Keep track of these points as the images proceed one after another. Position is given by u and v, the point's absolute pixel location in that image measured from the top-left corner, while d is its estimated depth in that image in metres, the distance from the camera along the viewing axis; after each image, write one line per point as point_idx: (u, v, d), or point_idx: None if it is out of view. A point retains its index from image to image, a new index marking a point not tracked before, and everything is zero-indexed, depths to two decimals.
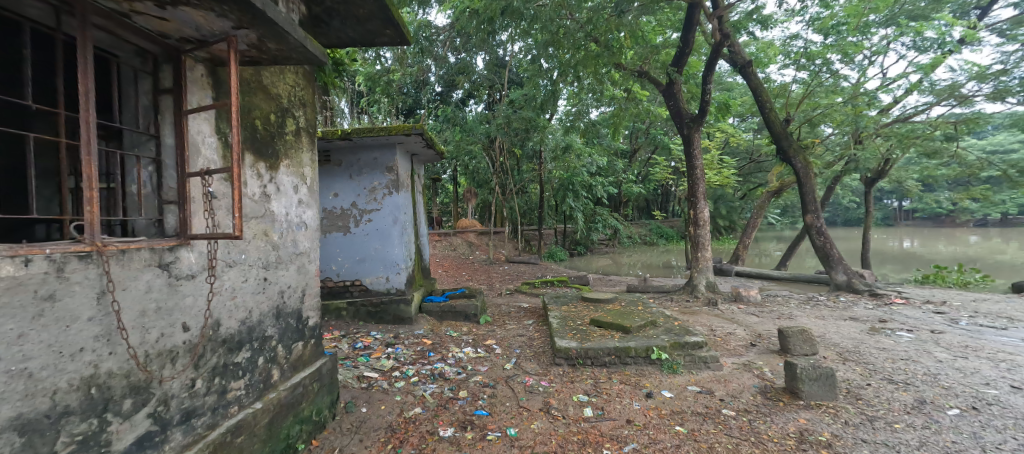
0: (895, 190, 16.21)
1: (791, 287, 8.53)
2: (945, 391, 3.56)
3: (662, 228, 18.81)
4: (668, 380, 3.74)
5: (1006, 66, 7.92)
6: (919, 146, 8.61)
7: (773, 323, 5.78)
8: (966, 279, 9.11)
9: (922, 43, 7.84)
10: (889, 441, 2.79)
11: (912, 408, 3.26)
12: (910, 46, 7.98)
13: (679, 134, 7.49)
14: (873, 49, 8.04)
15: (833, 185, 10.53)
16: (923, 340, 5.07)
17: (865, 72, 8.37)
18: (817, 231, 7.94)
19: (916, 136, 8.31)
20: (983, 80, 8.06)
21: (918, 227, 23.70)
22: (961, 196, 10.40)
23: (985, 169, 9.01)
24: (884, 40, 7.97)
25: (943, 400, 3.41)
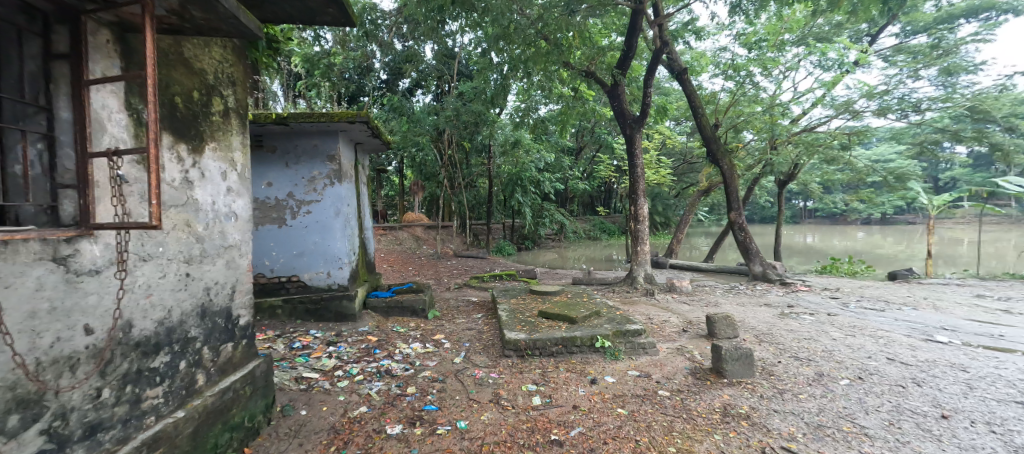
0: (801, 191, 18.10)
1: (716, 278, 9.21)
2: (840, 364, 4.03)
3: (605, 224, 19.51)
4: (610, 366, 3.89)
5: (888, 86, 9.06)
6: (821, 153, 9.55)
7: (702, 310, 6.21)
8: (858, 269, 10.35)
9: (825, 63, 8.69)
10: (796, 409, 3.11)
11: (814, 380, 3.65)
12: (816, 65, 8.82)
13: (622, 134, 7.74)
14: (788, 65, 8.83)
15: (753, 185, 11.45)
16: (822, 321, 5.70)
17: (781, 85, 9.20)
18: (739, 226, 8.61)
19: (819, 144, 9.27)
20: (871, 98, 9.14)
21: (817, 224, 26.60)
22: (852, 197, 11.79)
23: (870, 174, 10.33)
24: (796, 57, 8.76)
25: (837, 372, 3.85)
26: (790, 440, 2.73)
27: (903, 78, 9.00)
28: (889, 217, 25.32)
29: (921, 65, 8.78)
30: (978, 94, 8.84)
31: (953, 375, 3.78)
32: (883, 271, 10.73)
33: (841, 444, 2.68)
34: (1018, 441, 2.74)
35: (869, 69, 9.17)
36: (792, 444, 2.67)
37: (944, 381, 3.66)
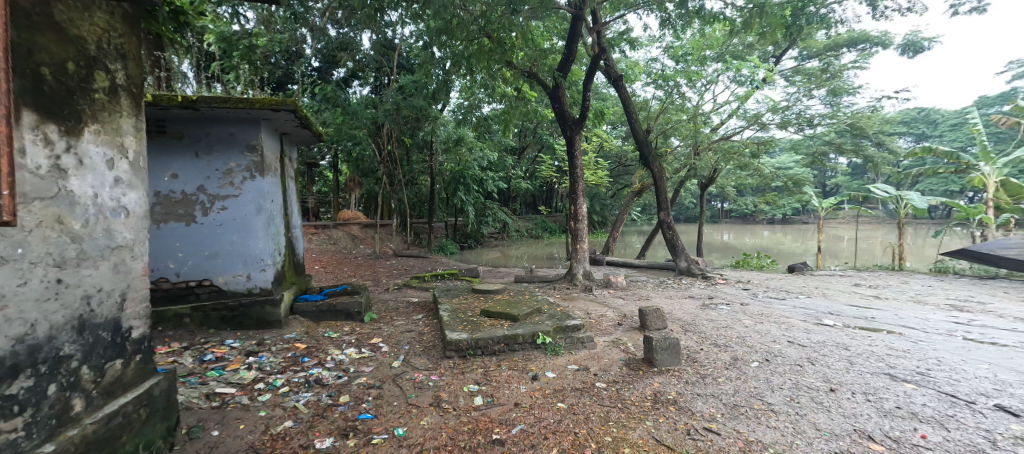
0: (719, 193, 19.70)
1: (647, 273, 9.72)
2: (753, 348, 4.40)
3: (547, 223, 19.90)
4: (551, 361, 3.92)
5: (789, 102, 10.14)
6: (735, 160, 10.38)
7: (635, 303, 6.52)
8: (766, 263, 11.46)
9: (739, 78, 9.49)
10: (716, 392, 3.35)
11: (730, 364, 3.95)
12: (732, 79, 9.60)
13: (563, 136, 7.89)
14: (709, 79, 9.54)
15: (680, 188, 12.24)
16: (736, 310, 6.23)
17: (703, 96, 9.91)
18: (668, 225, 9.13)
19: (734, 152, 10.07)
20: (777, 112, 10.15)
21: (733, 223, 29.16)
22: (760, 200, 13.03)
23: (775, 180, 11.51)
24: (716, 72, 9.46)
25: (749, 355, 4.20)
26: (710, 421, 2.93)
27: (799, 96, 10.12)
28: (790, 218, 28.47)
29: (814, 85, 9.90)
30: (856, 113, 10.18)
31: (842, 354, 4.28)
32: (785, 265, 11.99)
33: (752, 421, 2.93)
34: (890, 408, 3.15)
35: (772, 86, 10.21)
36: (712, 424, 2.87)
37: (835, 359, 4.13)
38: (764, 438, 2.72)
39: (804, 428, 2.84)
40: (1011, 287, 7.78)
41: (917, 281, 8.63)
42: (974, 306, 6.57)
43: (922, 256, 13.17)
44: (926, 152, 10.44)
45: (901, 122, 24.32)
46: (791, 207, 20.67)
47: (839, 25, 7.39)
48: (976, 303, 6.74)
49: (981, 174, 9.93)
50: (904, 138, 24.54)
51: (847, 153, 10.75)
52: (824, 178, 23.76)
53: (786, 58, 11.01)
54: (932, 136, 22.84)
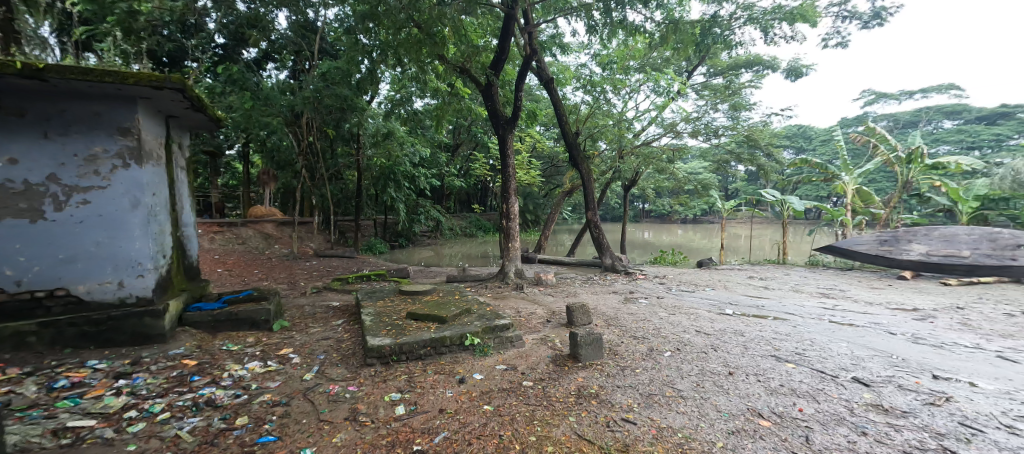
0: (639, 195, 21.03)
1: (575, 270, 10.01)
2: (666, 338, 4.68)
3: (480, 221, 19.79)
4: (479, 363, 3.83)
5: (700, 114, 11.07)
6: (655, 164, 11.09)
7: (563, 300, 6.67)
8: (679, 259, 12.41)
9: (659, 89, 10.11)
10: (634, 383, 3.50)
11: (646, 355, 4.16)
12: (653, 90, 10.20)
13: (495, 134, 7.81)
14: (632, 88, 10.07)
15: (606, 188, 12.81)
16: (654, 303, 6.63)
17: (627, 104, 10.44)
18: (594, 224, 9.47)
19: (654, 157, 10.80)
20: (689, 122, 11.02)
21: (653, 223, 31.31)
22: (676, 201, 14.07)
23: (687, 183, 12.50)
24: (638, 82, 10.01)
25: (662, 345, 4.47)
26: (628, 411, 3.04)
27: (707, 109, 11.08)
28: (702, 218, 31.22)
29: (719, 100, 10.91)
30: (751, 127, 11.39)
31: (738, 339, 4.71)
32: (696, 261, 13.08)
33: (663, 408, 3.10)
34: (775, 385, 3.51)
35: (685, 98, 11.07)
36: (630, 414, 2.99)
37: (733, 344, 4.54)
38: (674, 424, 2.88)
39: (707, 410, 3.07)
40: (862, 276, 9.19)
41: (796, 273, 9.87)
42: (837, 292, 7.65)
43: (802, 252, 15.12)
44: (803, 163, 12.04)
45: (784, 136, 27.88)
46: (699, 208, 22.70)
47: (740, 48, 8.21)
48: (839, 290, 7.87)
49: (842, 182, 11.61)
50: (787, 151, 28.14)
51: (744, 161, 12.01)
52: (727, 183, 26.41)
53: (696, 73, 12.02)
54: (808, 150, 26.45)
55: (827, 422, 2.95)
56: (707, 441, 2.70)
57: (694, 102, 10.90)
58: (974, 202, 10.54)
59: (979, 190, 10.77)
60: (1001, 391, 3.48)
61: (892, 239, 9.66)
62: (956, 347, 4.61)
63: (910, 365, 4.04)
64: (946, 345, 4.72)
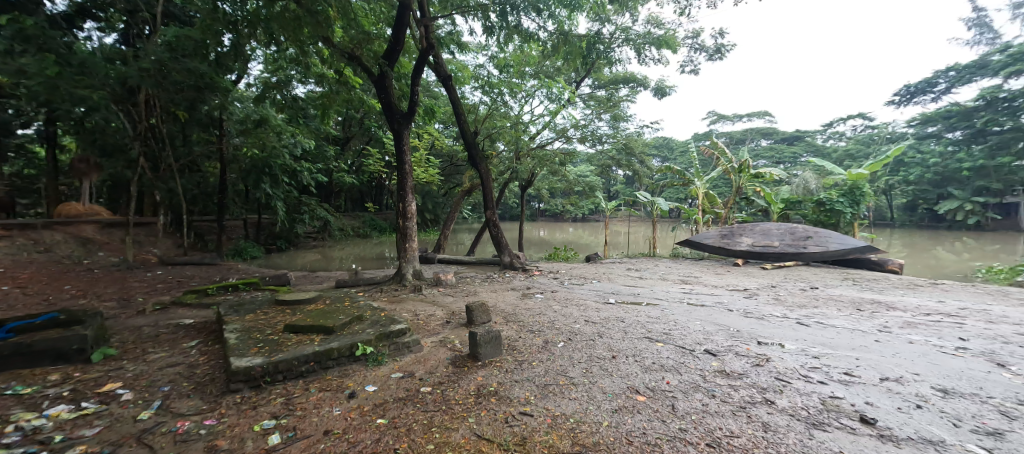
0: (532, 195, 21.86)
1: (475, 269, 9.91)
2: (560, 330, 4.84)
3: (374, 220, 18.63)
4: (372, 373, 3.49)
5: (587, 121, 11.85)
6: (549, 166, 11.53)
7: (463, 300, 6.52)
8: (571, 255, 13.13)
9: (553, 96, 10.51)
10: (531, 376, 3.50)
11: (542, 347, 4.22)
12: (547, 96, 10.58)
13: (389, 128, 7.31)
14: (527, 92, 10.34)
15: (504, 188, 12.94)
16: (549, 297, 6.84)
17: (523, 108, 10.67)
18: (493, 223, 9.49)
19: (548, 160, 11.20)
20: (579, 129, 11.72)
21: (547, 222, 32.78)
22: (568, 202, 14.86)
23: (577, 184, 13.29)
24: (533, 87, 10.30)
25: (556, 337, 4.59)
26: (525, 404, 3.04)
27: (593, 117, 11.91)
28: (590, 217, 33.60)
29: (602, 110, 11.82)
30: (628, 136, 12.59)
31: (620, 325, 5.07)
32: (585, 256, 14.01)
33: (557, 397, 3.17)
34: (649, 363, 3.85)
35: (574, 106, 11.73)
36: (527, 407, 2.99)
37: (616, 330, 4.86)
38: (566, 410, 2.97)
39: (594, 394, 3.23)
40: (710, 265, 10.70)
41: (664, 264, 11.12)
42: (696, 279, 8.79)
43: (669, 246, 17.17)
44: (668, 170, 13.67)
45: (653, 146, 31.51)
46: (586, 207, 24.44)
47: (619, 64, 9.02)
48: (697, 277, 9.05)
49: (695, 187, 13.38)
50: (656, 159, 31.91)
51: (624, 166, 13.19)
52: (609, 186, 28.95)
53: (583, 85, 12.89)
54: (671, 159, 30.41)
55: (688, 391, 3.32)
56: (595, 423, 2.82)
57: (582, 110, 11.60)
58: (781, 205, 13.09)
59: (783, 195, 13.37)
60: (802, 350, 4.29)
61: (730, 233, 11.31)
62: (772, 317, 5.58)
63: (743, 335, 4.75)
64: (766, 316, 5.70)
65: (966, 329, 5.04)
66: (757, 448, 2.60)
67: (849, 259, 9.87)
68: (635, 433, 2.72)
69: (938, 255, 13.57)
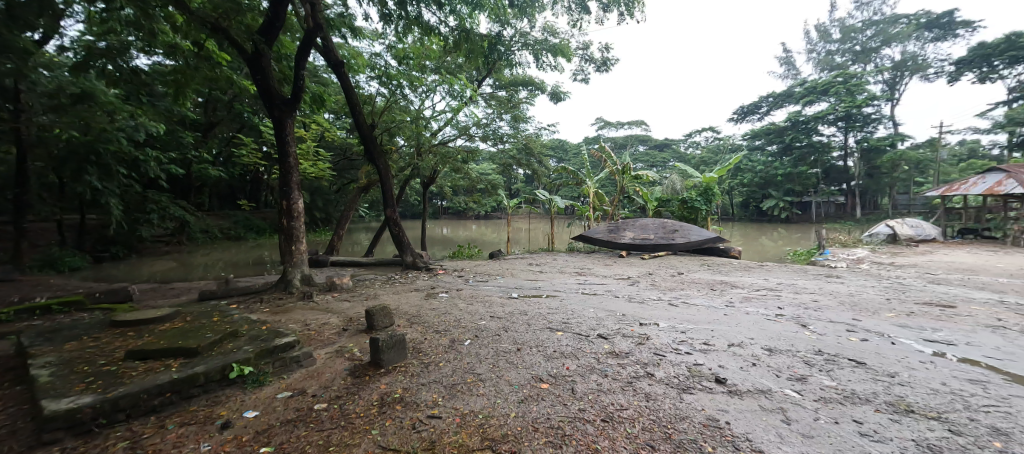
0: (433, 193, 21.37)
1: (373, 270, 9.22)
2: (466, 328, 4.67)
3: (252, 220, 16.44)
4: (252, 396, 2.97)
5: (489, 120, 11.86)
6: (451, 163, 11.28)
7: (361, 305, 5.97)
8: (475, 252, 13.06)
9: (455, 93, 10.27)
10: (438, 378, 3.29)
11: (449, 347, 4.02)
12: (449, 92, 10.30)
13: (269, 116, 6.38)
14: (427, 87, 9.92)
15: (403, 185, 12.32)
16: (454, 296, 6.65)
17: (424, 103, 10.21)
18: (394, 222, 8.96)
19: (450, 157, 10.93)
20: (480, 127, 11.66)
21: (450, 220, 32.43)
22: (470, 200, 14.71)
23: (479, 182, 13.25)
24: (434, 83, 9.93)
25: (463, 335, 4.41)
26: (433, 407, 2.86)
27: (495, 117, 11.96)
28: (491, 214, 34.02)
29: (503, 111, 11.96)
30: (527, 136, 12.96)
31: (524, 318, 5.09)
32: (488, 253, 14.08)
33: (465, 395, 3.03)
34: (551, 352, 3.90)
35: (476, 104, 11.66)
36: (435, 410, 2.81)
37: (521, 323, 4.86)
38: (475, 407, 2.85)
39: (502, 387, 3.15)
40: (600, 258, 11.46)
41: (561, 258, 11.63)
42: (589, 270, 9.33)
43: (566, 241, 18.09)
44: (564, 170, 14.30)
45: (550, 146, 33.04)
46: (487, 205, 24.74)
47: (519, 67, 9.17)
48: (590, 268, 9.61)
49: (587, 186, 14.28)
50: (552, 160, 33.50)
51: (524, 166, 13.49)
52: (510, 184, 29.60)
53: (485, 84, 12.89)
54: (566, 160, 32.24)
55: (585, 374, 3.42)
56: (502, 415, 2.77)
57: (483, 109, 11.59)
58: (654, 203, 14.62)
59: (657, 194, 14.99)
60: (673, 326, 4.75)
61: (616, 227, 12.07)
62: (650, 300, 6.15)
63: (628, 318, 5.11)
64: (645, 299, 6.27)
65: (781, 299, 6.14)
66: (642, 416, 2.79)
67: (713, 247, 11.38)
68: (541, 419, 2.73)
69: (760, 243, 16.55)
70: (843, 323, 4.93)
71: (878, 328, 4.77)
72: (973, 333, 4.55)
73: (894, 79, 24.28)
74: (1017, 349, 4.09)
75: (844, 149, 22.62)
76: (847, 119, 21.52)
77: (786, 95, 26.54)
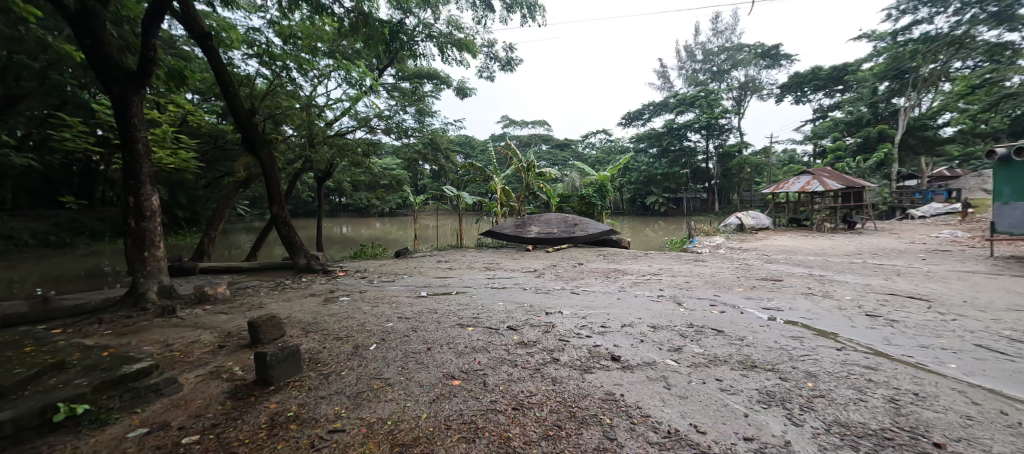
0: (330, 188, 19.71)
1: (259, 276, 8.08)
2: (371, 331, 4.26)
3: (89, 222, 13.42)
4: (91, 441, 2.37)
5: (391, 112, 11.16)
6: (350, 157, 10.43)
7: (243, 316, 5.16)
8: (379, 251, 12.31)
9: (351, 80, 9.44)
10: (341, 388, 2.93)
11: (352, 353, 3.61)
12: (344, 79, 9.43)
13: (105, 91, 5.16)
14: (319, 72, 8.94)
15: (293, 180, 11.07)
16: (356, 299, 6.09)
17: (316, 89, 9.16)
18: (283, 221, 7.97)
19: (349, 150, 10.05)
20: (382, 119, 10.89)
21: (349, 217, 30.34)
22: (373, 196, 13.78)
23: (382, 177, 12.47)
24: (327, 68, 8.98)
25: (368, 340, 4.00)
26: (335, 420, 2.55)
27: (398, 109, 11.30)
28: (395, 212, 32.57)
29: (407, 103, 11.36)
30: (433, 131, 12.56)
31: (433, 316, 4.82)
32: (394, 252, 13.40)
33: (371, 402, 2.75)
34: (462, 348, 3.72)
35: (377, 94, 10.91)
36: (337, 423, 2.51)
37: (430, 322, 4.59)
38: (383, 414, 2.60)
39: (412, 389, 2.91)
40: (508, 252, 11.54)
41: (470, 254, 11.47)
42: (498, 265, 9.32)
43: (474, 238, 17.98)
44: (473, 166, 14.06)
45: (457, 142, 32.63)
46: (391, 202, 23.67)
47: (424, 59, 8.74)
48: (498, 263, 9.62)
49: (494, 183, 14.32)
50: (459, 156, 33.14)
51: (431, 161, 13.00)
52: (415, 180, 28.60)
53: (386, 74, 12.13)
54: (473, 156, 32.16)
55: (496, 366, 3.31)
56: (413, 418, 2.56)
57: (385, 100, 10.86)
58: (557, 199, 15.13)
59: (559, 190, 15.62)
60: (575, 313, 4.89)
61: (522, 223, 12.31)
62: (555, 290, 6.31)
63: (535, 309, 5.14)
64: (550, 289, 6.42)
65: (662, 282, 6.76)
66: (550, 399, 2.78)
67: (611, 239, 12.20)
68: (453, 416, 2.58)
69: (646, 234, 18.31)
70: (707, 299, 5.55)
71: (732, 301, 5.46)
72: (791, 300, 5.44)
73: (740, 97, 28.64)
74: (821, 310, 4.97)
75: (706, 153, 26.04)
76: (708, 129, 24.82)
77: (663, 105, 29.72)
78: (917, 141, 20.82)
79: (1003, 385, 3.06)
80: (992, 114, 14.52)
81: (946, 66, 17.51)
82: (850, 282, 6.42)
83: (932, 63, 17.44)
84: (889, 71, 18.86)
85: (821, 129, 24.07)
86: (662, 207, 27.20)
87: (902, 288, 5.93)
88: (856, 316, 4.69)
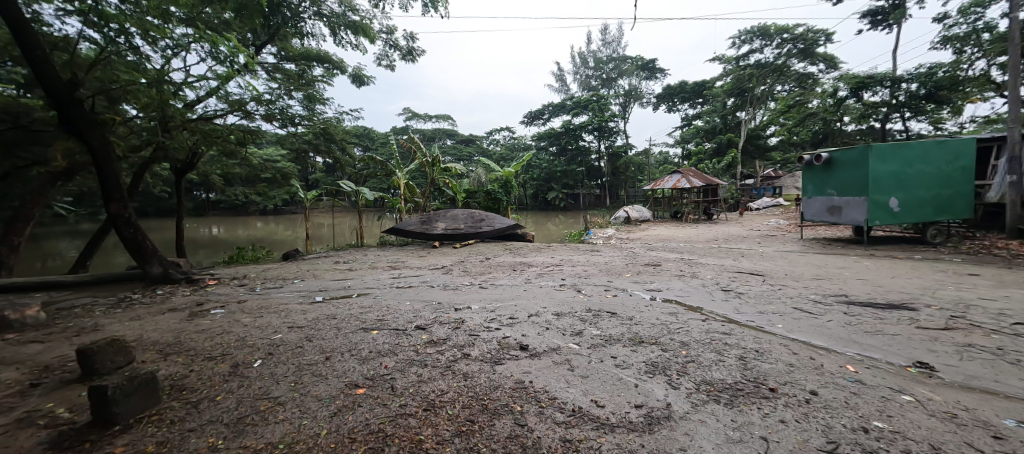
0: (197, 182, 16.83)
1: (95, 292, 6.46)
2: (253, 347, 3.57)
3: None
4: None
5: (272, 96, 9.76)
6: (221, 145, 8.95)
7: (70, 344, 3.99)
8: (262, 254, 10.80)
9: (218, 54, 7.98)
10: (215, 416, 2.36)
11: (230, 374, 2.96)
12: (209, 53, 7.93)
13: None
14: (174, 42, 7.38)
15: (141, 172, 9.12)
16: (232, 311, 5.13)
17: (169, 63, 7.57)
18: (126, 222, 6.48)
19: (218, 136, 8.61)
20: (260, 103, 9.47)
21: (222, 217, 26.34)
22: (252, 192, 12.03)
23: (264, 170, 10.95)
24: (184, 37, 7.46)
25: (251, 356, 3.34)
26: None
27: (281, 94, 9.94)
28: (280, 210, 29.18)
29: (293, 87, 10.07)
30: (325, 121, 11.32)
31: (330, 323, 4.23)
32: (281, 254, 11.90)
33: (256, 427, 2.24)
34: (366, 353, 3.28)
35: (253, 75, 9.45)
36: None
37: (327, 329, 4.02)
38: (273, 438, 2.13)
39: (307, 405, 2.44)
40: (412, 250, 10.92)
41: (370, 253, 10.65)
42: (401, 263, 8.73)
43: (375, 236, 16.79)
44: (373, 160, 13.03)
45: (353, 134, 30.29)
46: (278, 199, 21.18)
47: (310, 39, 7.75)
48: (401, 262, 9.04)
49: (397, 178, 13.49)
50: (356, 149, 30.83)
51: (322, 153, 11.76)
52: (306, 175, 25.94)
53: (265, 53, 10.63)
54: (372, 149, 30.24)
55: (405, 368, 2.96)
56: (310, 436, 2.14)
57: (264, 82, 9.47)
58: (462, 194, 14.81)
59: (465, 186, 15.31)
60: (484, 308, 4.68)
61: (428, 219, 11.75)
62: (463, 287, 6.03)
63: (444, 306, 4.82)
64: (458, 286, 6.12)
65: (564, 272, 6.90)
66: (462, 395, 2.53)
67: (517, 233, 12.32)
68: (358, 428, 2.20)
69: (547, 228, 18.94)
70: (602, 285, 5.78)
71: (623, 285, 5.77)
72: (667, 281, 5.92)
73: (626, 103, 31.15)
74: (692, 288, 5.47)
75: (598, 153, 27.78)
76: (600, 131, 26.56)
77: (560, 106, 31.07)
78: (753, 148, 24.44)
79: (815, 338, 3.53)
80: (802, 127, 17.93)
81: (772, 88, 21.05)
82: (713, 264, 7.25)
83: (762, 85, 20.73)
84: (733, 89, 21.96)
85: (689, 135, 27.32)
86: (562, 203, 28.45)
87: (747, 266, 6.83)
88: (713, 290, 5.25)
